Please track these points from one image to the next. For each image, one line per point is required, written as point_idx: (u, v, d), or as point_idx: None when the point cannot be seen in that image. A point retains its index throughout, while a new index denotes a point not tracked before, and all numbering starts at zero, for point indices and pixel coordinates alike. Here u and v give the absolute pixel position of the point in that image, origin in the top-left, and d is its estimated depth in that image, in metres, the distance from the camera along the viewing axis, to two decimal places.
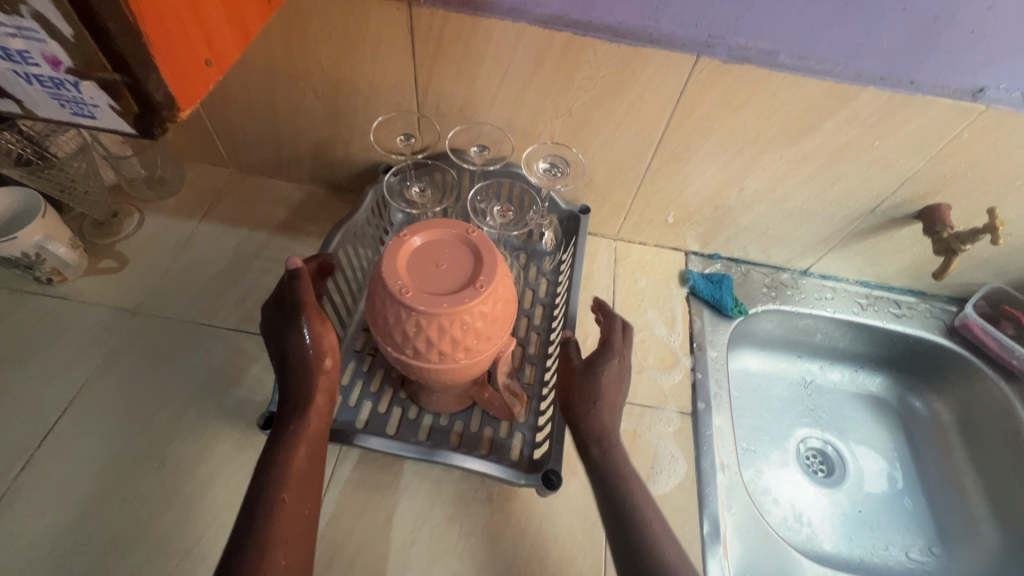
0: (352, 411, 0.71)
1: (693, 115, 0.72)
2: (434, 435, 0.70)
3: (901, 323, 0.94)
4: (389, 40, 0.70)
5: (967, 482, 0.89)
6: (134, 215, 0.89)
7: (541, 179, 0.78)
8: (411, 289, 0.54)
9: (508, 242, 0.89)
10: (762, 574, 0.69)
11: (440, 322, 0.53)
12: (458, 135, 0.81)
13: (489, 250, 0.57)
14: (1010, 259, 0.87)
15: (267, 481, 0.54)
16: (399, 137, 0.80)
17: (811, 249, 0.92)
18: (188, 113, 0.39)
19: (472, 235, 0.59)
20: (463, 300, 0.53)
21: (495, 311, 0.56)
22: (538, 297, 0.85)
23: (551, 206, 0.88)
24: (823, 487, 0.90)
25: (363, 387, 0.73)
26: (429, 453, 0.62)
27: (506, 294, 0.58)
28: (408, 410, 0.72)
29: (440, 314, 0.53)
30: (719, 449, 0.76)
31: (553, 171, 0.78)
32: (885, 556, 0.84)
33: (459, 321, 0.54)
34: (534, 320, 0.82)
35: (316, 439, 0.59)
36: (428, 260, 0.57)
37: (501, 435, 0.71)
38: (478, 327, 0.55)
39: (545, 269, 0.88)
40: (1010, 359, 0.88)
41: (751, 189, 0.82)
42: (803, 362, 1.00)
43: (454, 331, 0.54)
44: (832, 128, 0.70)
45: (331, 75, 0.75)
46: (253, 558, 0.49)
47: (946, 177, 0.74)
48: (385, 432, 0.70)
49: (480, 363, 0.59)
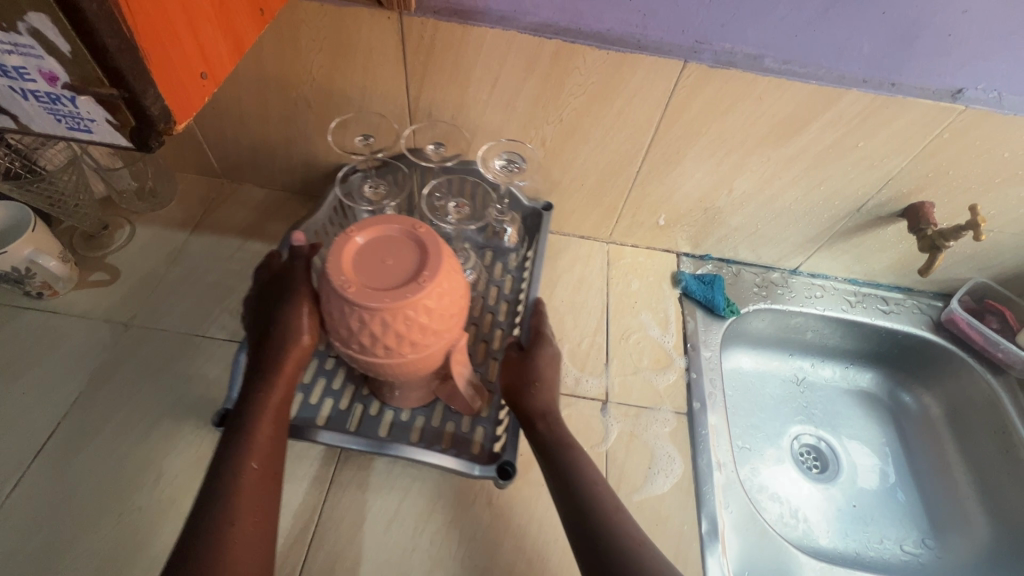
0: (313, 408, 0.70)
1: (682, 119, 0.74)
2: (395, 430, 0.69)
3: (889, 320, 0.95)
4: (380, 50, 0.70)
5: (958, 475, 0.90)
6: (125, 227, 0.89)
7: (500, 176, 0.79)
8: (354, 284, 0.53)
9: (472, 240, 0.87)
10: (761, 571, 0.69)
11: (383, 317, 0.52)
12: (415, 133, 0.80)
13: (436, 245, 0.56)
14: (993, 255, 0.89)
15: (232, 453, 0.56)
16: (356, 137, 0.82)
17: (800, 249, 0.93)
18: (184, 126, 0.40)
19: (419, 229, 0.57)
20: (404, 295, 0.52)
21: (442, 305, 0.55)
22: (503, 293, 0.82)
23: (512, 203, 0.87)
24: (817, 483, 0.91)
25: (326, 384, 0.72)
26: (380, 445, 0.64)
27: (454, 288, 0.56)
28: (370, 407, 0.71)
29: (382, 309, 0.52)
30: (716, 447, 0.76)
31: (512, 168, 0.80)
32: (880, 549, 0.85)
33: (402, 316, 0.53)
34: (498, 316, 0.80)
35: (281, 415, 0.61)
36: (374, 256, 0.55)
37: (463, 430, 0.69)
38: (423, 322, 0.54)
39: (510, 266, 0.86)
40: (996, 352, 0.90)
41: (740, 190, 0.83)
42: (795, 359, 1.01)
43: (398, 326, 0.53)
44: (818, 130, 0.72)
45: (323, 84, 0.76)
46: (217, 523, 0.52)
47: (929, 175, 0.76)
48: (345, 428, 0.68)
49: (430, 357, 0.58)
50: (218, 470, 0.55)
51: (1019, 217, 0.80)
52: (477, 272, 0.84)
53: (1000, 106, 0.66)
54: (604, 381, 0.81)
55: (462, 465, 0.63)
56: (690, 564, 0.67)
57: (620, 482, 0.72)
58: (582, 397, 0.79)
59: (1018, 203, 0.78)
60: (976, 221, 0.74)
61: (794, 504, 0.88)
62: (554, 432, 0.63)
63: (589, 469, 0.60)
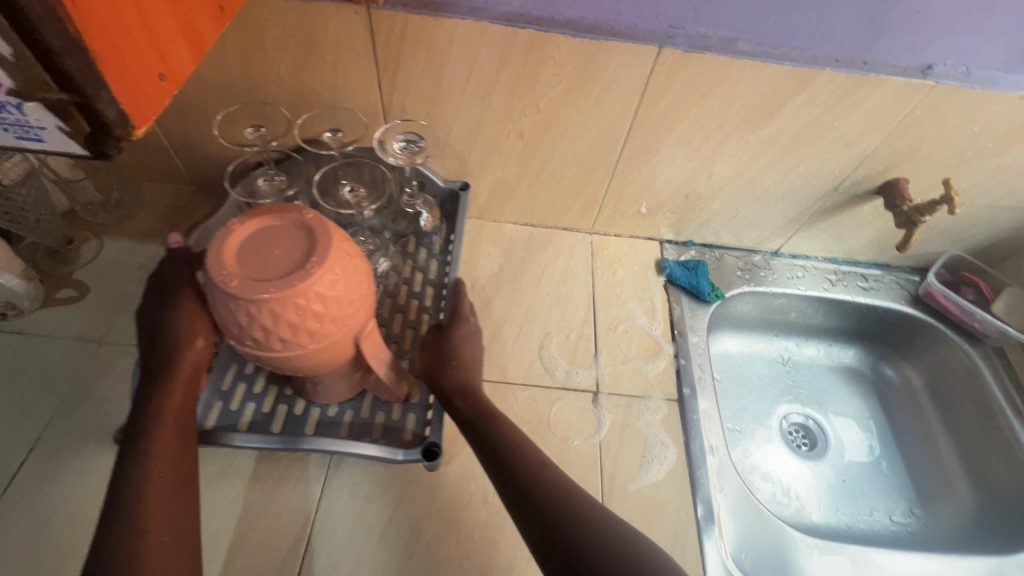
0: (234, 415, 0.69)
1: (659, 106, 0.73)
2: (321, 428, 0.69)
3: (870, 296, 0.97)
4: (349, 46, 0.68)
5: (941, 443, 0.92)
6: (92, 240, 0.85)
7: (401, 158, 0.76)
8: (237, 277, 0.49)
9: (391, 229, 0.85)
10: (759, 551, 0.70)
11: (271, 309, 0.48)
12: (310, 122, 0.78)
13: (326, 227, 0.52)
14: (966, 227, 0.90)
15: (135, 462, 0.54)
16: (248, 129, 0.78)
17: (780, 230, 0.94)
18: (144, 130, 0.38)
19: (307, 213, 0.53)
20: (292, 283, 0.48)
21: (340, 292, 0.51)
22: (428, 279, 0.81)
23: (426, 185, 0.85)
24: (807, 460, 0.93)
25: (247, 389, 0.71)
26: (294, 440, 0.64)
27: (351, 271, 0.53)
28: (295, 406, 0.70)
29: (268, 301, 0.48)
30: (707, 432, 0.77)
31: (410, 147, 0.76)
32: (871, 521, 0.87)
33: (293, 305, 0.49)
34: (425, 302, 0.79)
35: (182, 416, 0.59)
36: (259, 247, 0.51)
37: (394, 419, 0.70)
38: (319, 310, 0.50)
39: (434, 250, 0.84)
40: (973, 322, 0.92)
41: (720, 175, 0.83)
42: (779, 340, 1.02)
43: (290, 317, 0.49)
44: (793, 111, 0.72)
45: (291, 83, 0.73)
46: (126, 535, 0.49)
47: (903, 152, 0.77)
48: (270, 431, 0.68)
49: (335, 347, 0.55)
50: (120, 484, 0.53)
51: (990, 189, 0.82)
52: (397, 260, 0.83)
53: (969, 80, 0.67)
54: (594, 372, 0.81)
55: (385, 451, 0.64)
56: (688, 550, 0.67)
57: (615, 472, 0.72)
58: (573, 389, 0.78)
59: (989, 175, 0.79)
60: (950, 196, 0.75)
61: (786, 484, 0.89)
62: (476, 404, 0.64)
63: (509, 429, 0.61)
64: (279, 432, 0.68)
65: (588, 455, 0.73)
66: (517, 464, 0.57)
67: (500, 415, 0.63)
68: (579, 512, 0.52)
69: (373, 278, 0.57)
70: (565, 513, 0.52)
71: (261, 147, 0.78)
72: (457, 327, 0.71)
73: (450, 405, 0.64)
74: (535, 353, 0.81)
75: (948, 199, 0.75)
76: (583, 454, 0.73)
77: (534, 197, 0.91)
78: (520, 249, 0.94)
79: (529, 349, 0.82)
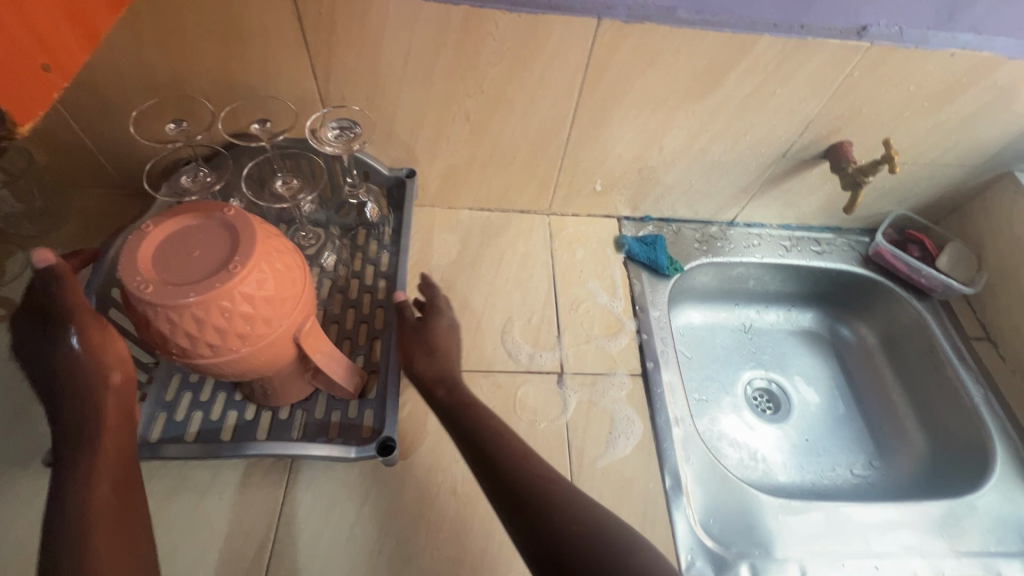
0: (180, 425, 0.67)
1: (604, 80, 0.72)
2: (274, 431, 0.68)
3: (823, 260, 0.99)
4: (276, 31, 0.65)
5: (896, 396, 0.96)
6: (16, 253, 0.77)
7: (337, 146, 0.67)
8: (152, 283, 0.46)
9: (340, 223, 0.83)
10: (727, 515, 0.71)
11: (194, 314, 0.46)
12: (238, 114, 0.74)
13: (248, 226, 0.50)
14: (909, 186, 0.93)
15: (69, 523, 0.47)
16: (165, 124, 0.70)
17: (734, 200, 0.95)
18: (29, 126, 0.34)
19: (228, 214, 0.51)
20: (214, 284, 0.47)
21: (268, 292, 0.50)
22: (380, 271, 0.79)
23: (371, 175, 0.83)
24: (771, 423, 0.95)
25: (193, 398, 0.69)
26: (238, 446, 0.62)
27: (280, 269, 0.51)
28: (245, 411, 0.69)
29: (189, 305, 0.46)
30: (671, 403, 0.77)
31: (345, 135, 0.69)
32: (834, 476, 0.90)
33: (217, 308, 0.47)
34: (378, 295, 0.77)
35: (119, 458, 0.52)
36: (177, 250, 0.49)
37: (349, 416, 0.69)
38: (247, 310, 0.49)
39: (385, 241, 0.82)
40: (920, 279, 0.95)
41: (671, 148, 0.83)
42: (740, 309, 1.04)
43: (216, 320, 0.48)
44: (737, 79, 0.72)
45: (218, 74, 0.69)
46: None
47: (845, 115, 0.78)
48: (219, 438, 0.67)
49: (271, 348, 0.53)
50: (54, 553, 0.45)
51: (929, 147, 0.84)
52: (347, 254, 0.81)
53: (903, 40, 0.68)
54: (558, 353, 0.80)
55: (338, 450, 0.63)
56: (658, 521, 0.67)
57: (583, 451, 0.72)
58: (538, 372, 0.78)
59: (928, 133, 0.81)
60: (889, 153, 0.78)
61: (752, 447, 0.91)
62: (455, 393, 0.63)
63: (491, 417, 0.60)
64: (229, 439, 0.66)
65: (556, 436, 0.73)
66: (498, 452, 0.56)
67: (481, 402, 0.62)
68: (562, 500, 0.51)
69: (306, 274, 0.55)
70: (547, 499, 0.51)
71: (185, 143, 0.69)
72: (438, 319, 0.69)
73: (431, 394, 0.63)
74: (498, 339, 0.81)
75: (887, 156, 0.77)
76: (551, 436, 0.73)
77: (487, 181, 0.89)
78: (478, 235, 0.92)
79: (491, 336, 0.81)
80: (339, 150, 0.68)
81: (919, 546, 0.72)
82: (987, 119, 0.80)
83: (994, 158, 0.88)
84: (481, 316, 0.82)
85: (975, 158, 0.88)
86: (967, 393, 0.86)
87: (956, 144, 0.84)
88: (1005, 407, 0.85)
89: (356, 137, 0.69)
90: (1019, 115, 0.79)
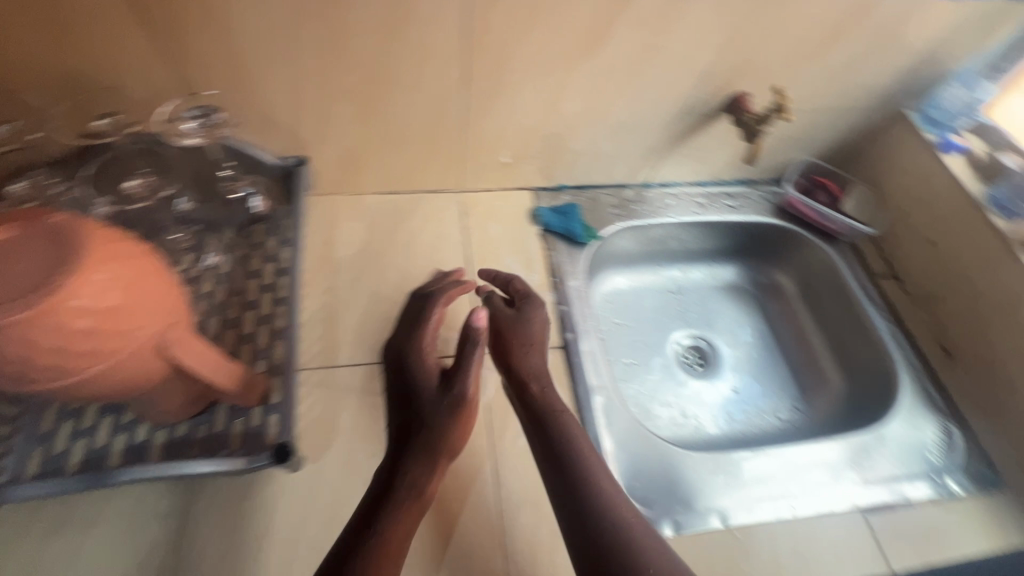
0: (61, 457, 0.61)
1: (487, 45, 0.69)
2: (169, 450, 0.63)
3: (737, 214, 1.00)
4: (109, 13, 0.58)
5: (814, 339, 0.99)
6: None
7: (202, 136, 0.70)
8: None
9: (235, 220, 0.79)
10: (652, 476, 0.72)
11: (19, 339, 0.42)
12: (84, 112, 0.67)
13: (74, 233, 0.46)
14: (811, 133, 0.94)
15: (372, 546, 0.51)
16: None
17: (645, 161, 0.94)
18: None
19: (50, 223, 0.46)
20: (33, 304, 0.42)
21: (112, 302, 0.46)
22: (280, 268, 0.75)
23: (257, 166, 0.77)
24: (700, 379, 0.96)
25: (75, 426, 0.64)
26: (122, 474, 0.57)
27: (122, 275, 0.47)
28: (136, 433, 0.64)
29: (9, 332, 0.42)
30: (594, 373, 0.77)
31: (208, 122, 0.70)
32: (762, 423, 0.92)
33: (46, 329, 0.43)
34: (279, 293, 0.73)
35: None
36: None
37: (253, 424, 0.65)
38: (85, 326, 0.44)
39: (283, 236, 0.78)
40: (828, 224, 0.98)
41: (571, 112, 0.81)
42: (664, 270, 1.05)
43: (49, 340, 0.43)
44: (623, 34, 0.70)
45: (54, 69, 0.62)
46: None
47: (737, 65, 0.77)
48: (106, 466, 0.61)
49: (136, 361, 0.49)
50: None
51: (823, 91, 0.85)
52: (246, 252, 0.77)
53: None
54: None
55: (238, 464, 0.59)
56: None
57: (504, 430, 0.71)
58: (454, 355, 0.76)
59: (819, 78, 0.82)
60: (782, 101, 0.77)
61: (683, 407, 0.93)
62: (549, 404, 0.66)
63: (578, 440, 0.62)
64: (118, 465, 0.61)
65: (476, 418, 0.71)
66: (582, 487, 0.58)
67: (573, 421, 0.65)
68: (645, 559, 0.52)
69: (163, 275, 0.51)
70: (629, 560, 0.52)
71: (21, 145, 0.67)
72: (535, 311, 0.74)
73: (528, 394, 0.67)
74: None
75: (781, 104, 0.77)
76: None
77: (388, 162, 0.84)
78: (386, 220, 0.88)
79: None
80: (205, 139, 0.71)
81: (832, 477, 0.74)
82: (872, 59, 0.81)
83: (885, 98, 0.90)
84: (392, 304, 0.79)
85: (867, 99, 0.89)
86: (878, 329, 0.89)
87: (847, 87, 0.86)
88: (910, 337, 0.88)
89: (219, 123, 0.70)
90: (901, 53, 0.81)
